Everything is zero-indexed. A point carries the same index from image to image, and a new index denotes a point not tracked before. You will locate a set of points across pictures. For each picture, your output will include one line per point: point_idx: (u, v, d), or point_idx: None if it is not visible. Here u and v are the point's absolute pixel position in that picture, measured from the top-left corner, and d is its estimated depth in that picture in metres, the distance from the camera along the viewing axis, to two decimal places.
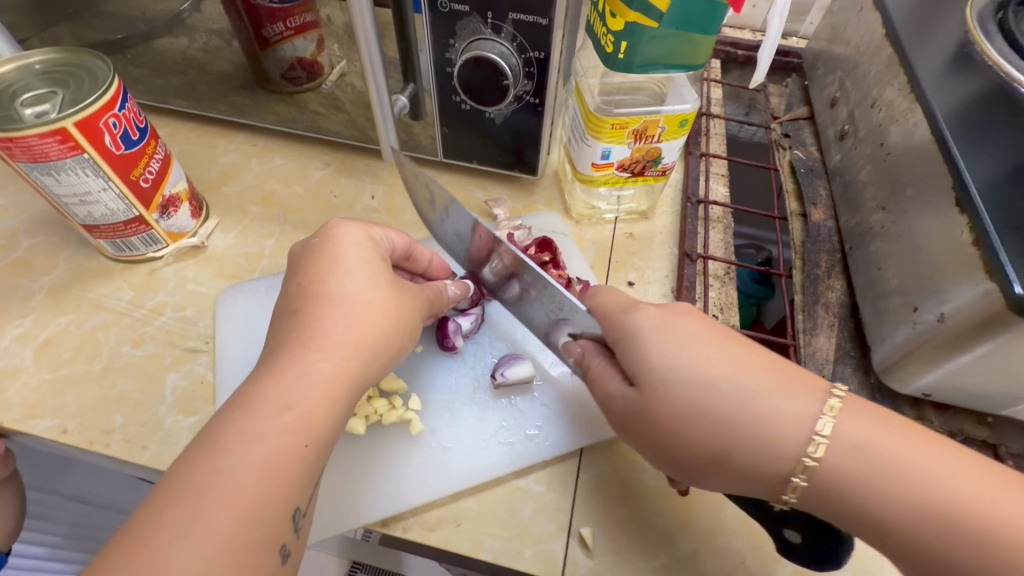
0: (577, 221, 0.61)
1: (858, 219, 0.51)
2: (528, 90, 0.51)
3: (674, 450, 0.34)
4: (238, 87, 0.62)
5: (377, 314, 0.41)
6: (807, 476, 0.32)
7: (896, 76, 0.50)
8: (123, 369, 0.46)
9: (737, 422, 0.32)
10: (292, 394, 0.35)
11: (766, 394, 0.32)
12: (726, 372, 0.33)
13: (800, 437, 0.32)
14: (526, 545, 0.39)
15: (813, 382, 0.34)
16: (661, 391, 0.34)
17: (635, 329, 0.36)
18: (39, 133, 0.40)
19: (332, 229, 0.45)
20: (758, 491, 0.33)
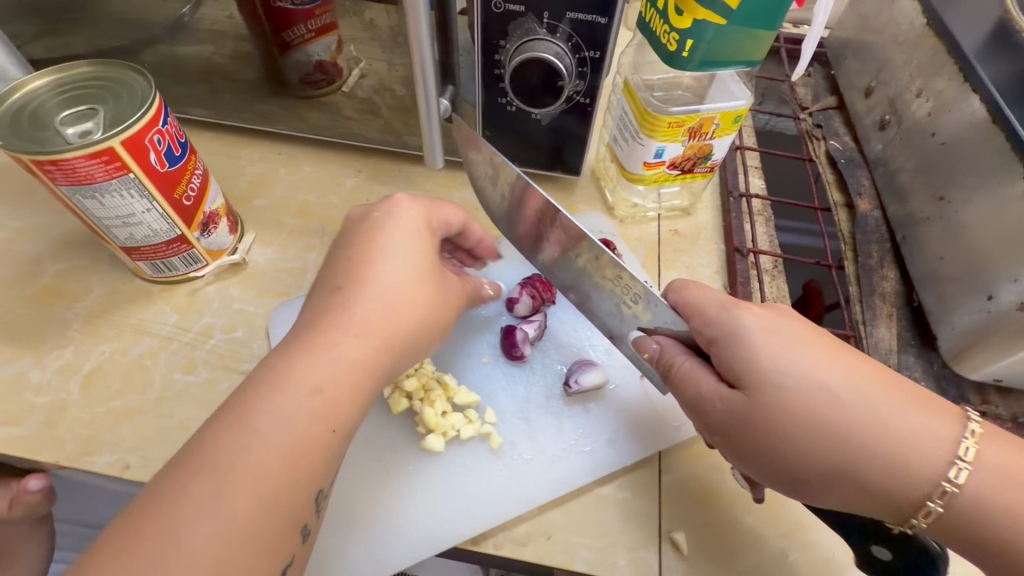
0: (621, 219, 0.61)
1: (907, 210, 0.52)
2: (580, 90, 0.50)
3: (799, 466, 0.34)
4: (265, 94, 0.60)
5: (414, 306, 0.39)
6: (945, 502, 0.33)
7: (944, 65, 0.50)
8: (179, 397, 0.45)
9: (863, 435, 0.33)
10: (316, 376, 0.34)
11: (898, 411, 0.33)
12: (853, 388, 0.34)
13: (941, 461, 0.33)
14: (620, 553, 0.40)
15: (946, 406, 0.34)
16: (778, 398, 0.34)
17: (745, 331, 0.35)
18: (85, 154, 0.38)
19: (391, 207, 0.43)
20: (868, 507, 0.34)
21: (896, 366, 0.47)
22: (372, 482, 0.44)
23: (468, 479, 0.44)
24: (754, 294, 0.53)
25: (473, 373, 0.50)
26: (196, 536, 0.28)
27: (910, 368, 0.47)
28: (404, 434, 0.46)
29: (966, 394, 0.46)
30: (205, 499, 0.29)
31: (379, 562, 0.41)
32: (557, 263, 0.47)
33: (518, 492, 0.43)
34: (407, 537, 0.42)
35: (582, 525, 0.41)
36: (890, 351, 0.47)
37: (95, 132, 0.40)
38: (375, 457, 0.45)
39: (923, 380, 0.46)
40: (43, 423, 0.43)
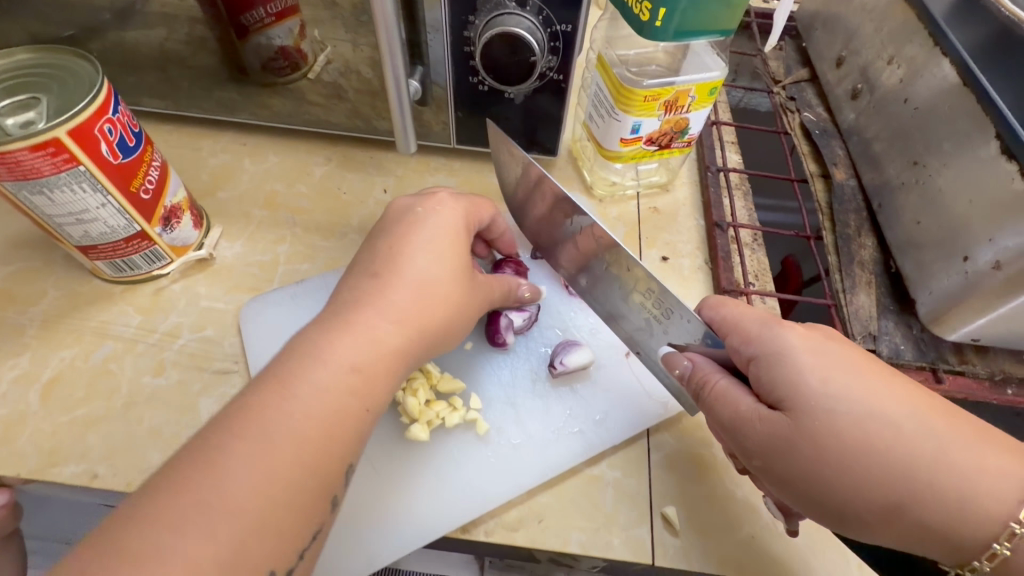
0: (600, 198, 0.60)
1: (884, 177, 0.52)
2: (552, 65, 0.48)
3: (852, 499, 0.32)
4: (223, 81, 0.57)
5: (445, 293, 0.38)
6: (1010, 544, 0.31)
7: (916, 32, 0.51)
8: (148, 401, 0.43)
9: (922, 468, 0.31)
10: (355, 355, 0.33)
11: (959, 445, 0.32)
12: (912, 418, 0.32)
13: (1010, 501, 0.31)
14: (614, 533, 0.39)
15: (1011, 444, 0.33)
16: (829, 422, 0.32)
17: (792, 351, 0.34)
18: (28, 147, 0.35)
19: (433, 201, 0.43)
20: (921, 545, 0.32)
21: (877, 332, 0.47)
22: (359, 476, 0.43)
23: (456, 469, 0.43)
24: (736, 268, 0.53)
25: (457, 360, 0.49)
26: (224, 481, 0.27)
27: (890, 333, 0.47)
28: (389, 426, 0.45)
29: (945, 355, 0.46)
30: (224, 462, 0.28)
31: (369, 556, 0.40)
32: (596, 282, 0.47)
33: (508, 478, 0.42)
34: (390, 528, 0.41)
35: (576, 508, 0.40)
36: (870, 317, 0.48)
37: (38, 122, 0.37)
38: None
39: (903, 344, 0.47)
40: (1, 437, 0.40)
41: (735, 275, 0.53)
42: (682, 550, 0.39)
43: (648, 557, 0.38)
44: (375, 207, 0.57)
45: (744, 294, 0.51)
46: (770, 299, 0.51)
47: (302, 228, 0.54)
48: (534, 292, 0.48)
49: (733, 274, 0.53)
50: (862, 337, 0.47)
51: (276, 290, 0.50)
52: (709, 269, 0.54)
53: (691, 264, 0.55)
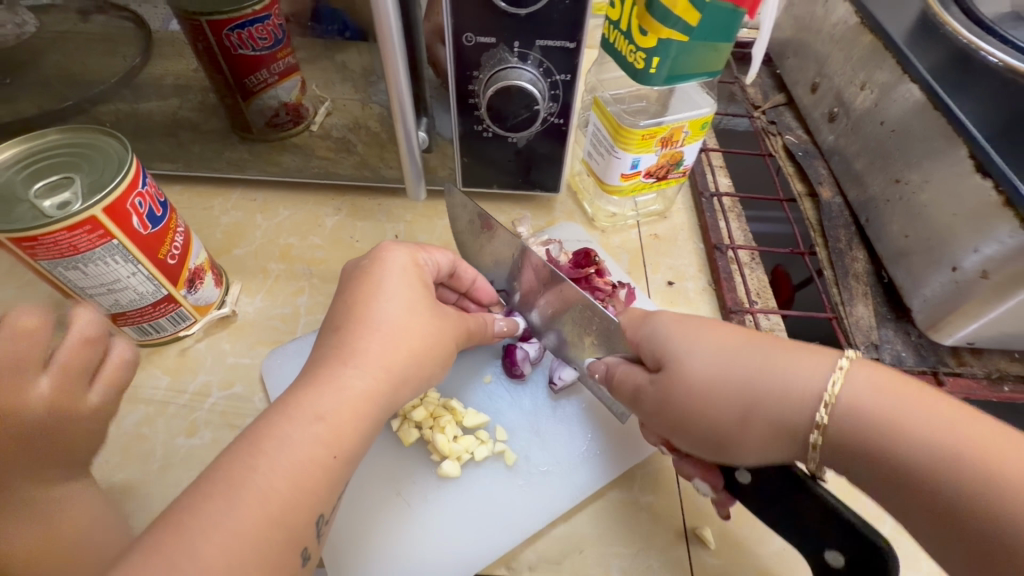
0: (602, 229, 0.63)
1: (868, 194, 0.56)
2: (553, 111, 0.51)
3: (703, 422, 0.35)
4: (233, 142, 0.58)
5: (411, 340, 0.40)
6: (821, 434, 0.33)
7: (883, 59, 0.55)
8: (183, 463, 0.44)
9: (749, 386, 0.34)
10: (323, 404, 0.34)
11: (783, 359, 0.34)
12: (741, 346, 0.36)
13: (811, 396, 0.33)
14: (655, 557, 0.40)
15: (828, 350, 0.35)
16: (682, 364, 0.36)
17: (659, 321, 0.40)
18: (66, 227, 0.37)
19: (379, 253, 0.44)
20: (778, 446, 0.34)
21: (878, 340, 0.50)
22: (396, 517, 0.43)
23: (487, 502, 0.44)
24: (738, 288, 0.56)
25: (477, 394, 0.50)
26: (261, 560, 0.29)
27: (891, 341, 0.50)
28: (424, 466, 0.46)
29: (944, 358, 0.49)
30: (261, 546, 0.30)
31: None
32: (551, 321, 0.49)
33: (541, 505, 0.43)
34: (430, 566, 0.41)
35: (613, 535, 0.42)
36: (870, 326, 0.50)
37: (74, 202, 0.38)
38: (395, 491, 0.45)
39: (904, 350, 0.49)
40: None
41: (738, 296, 0.55)
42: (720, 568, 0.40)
43: None
44: None
45: (750, 313, 0.53)
46: (774, 315, 0.53)
47: (320, 278, 0.56)
48: (510, 327, 0.50)
49: (736, 294, 0.55)
50: (865, 346, 0.49)
51: (296, 341, 0.51)
52: (713, 290, 0.57)
53: (696, 287, 0.57)
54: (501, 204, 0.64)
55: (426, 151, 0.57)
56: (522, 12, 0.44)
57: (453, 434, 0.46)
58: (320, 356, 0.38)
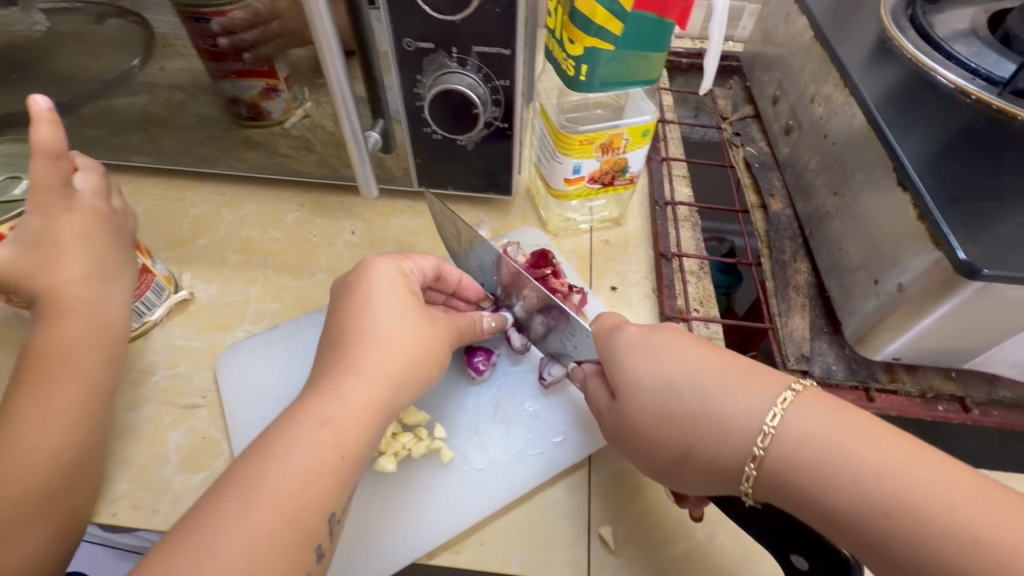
0: (554, 233, 0.64)
1: (813, 206, 0.56)
2: (497, 115, 0.53)
3: (652, 450, 0.37)
4: (202, 137, 0.62)
5: (408, 347, 0.41)
6: (757, 466, 0.32)
7: (828, 73, 0.55)
8: (119, 435, 0.46)
9: (688, 423, 0.35)
10: (329, 410, 0.36)
11: (725, 390, 0.34)
12: (689, 374, 0.36)
13: (751, 429, 0.32)
14: (554, 552, 0.40)
15: (772, 378, 0.34)
16: (634, 398, 0.37)
17: (617, 344, 0.40)
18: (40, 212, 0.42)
19: (365, 265, 0.45)
20: (717, 483, 0.34)
21: (810, 352, 0.49)
22: None
23: (422, 496, 0.44)
24: (679, 295, 0.56)
25: (420, 391, 0.49)
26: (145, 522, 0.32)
27: (823, 353, 0.49)
28: None
29: (876, 373, 0.48)
30: None
31: None
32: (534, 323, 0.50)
33: (475, 502, 0.43)
34: (357, 559, 0.41)
35: (519, 529, 0.42)
36: (803, 339, 0.50)
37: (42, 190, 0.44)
38: None
39: (835, 364, 0.49)
40: None
41: (677, 302, 0.56)
42: (619, 570, 0.40)
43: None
44: (343, 248, 0.61)
45: (683, 319, 0.53)
46: (714, 323, 0.53)
47: (274, 270, 0.58)
48: (498, 323, 0.50)
49: (676, 301, 0.56)
50: (796, 357, 0.49)
51: (253, 339, 0.53)
52: (655, 297, 0.57)
53: (639, 293, 0.58)
54: (459, 206, 0.66)
55: (384, 151, 0.59)
56: (454, 20, 0.46)
57: (391, 432, 0.46)
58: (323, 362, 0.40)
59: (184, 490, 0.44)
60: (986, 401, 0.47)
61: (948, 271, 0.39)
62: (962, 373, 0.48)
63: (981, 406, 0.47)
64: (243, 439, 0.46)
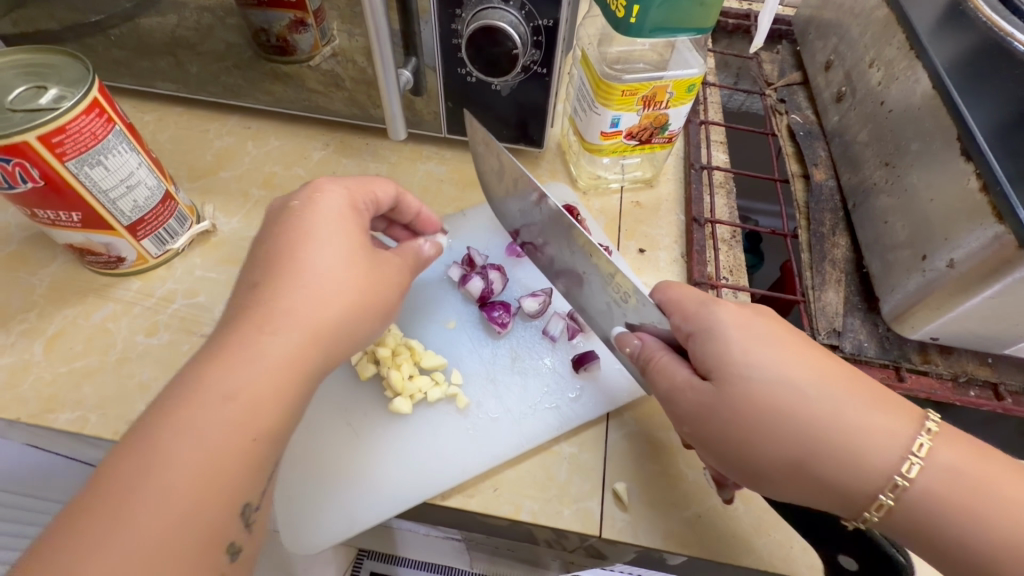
0: (584, 191, 0.62)
1: (859, 177, 0.53)
2: (536, 59, 0.51)
3: (761, 452, 0.33)
4: (229, 67, 0.60)
5: (343, 297, 0.36)
6: (896, 495, 0.31)
7: (894, 34, 0.52)
8: (140, 358, 0.46)
9: (812, 427, 0.32)
10: (233, 382, 0.30)
11: (857, 407, 0.32)
12: (811, 378, 0.33)
13: (893, 455, 0.31)
14: (565, 504, 0.40)
15: (906, 406, 0.33)
16: (742, 388, 0.33)
17: (722, 324, 0.36)
18: (80, 112, 0.39)
19: (313, 193, 0.39)
20: (830, 499, 0.33)
21: (842, 328, 0.48)
22: (343, 442, 0.44)
23: (434, 439, 0.44)
24: (709, 262, 0.55)
25: (440, 337, 0.50)
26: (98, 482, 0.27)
27: (855, 330, 0.48)
28: (373, 399, 0.46)
29: (909, 353, 0.47)
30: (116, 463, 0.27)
31: (352, 518, 0.41)
32: (576, 283, 0.47)
33: (486, 448, 0.43)
34: (369, 497, 0.41)
35: (533, 478, 0.42)
36: (836, 313, 0.48)
37: (62, 93, 0.40)
38: (344, 420, 0.44)
39: (867, 341, 0.47)
40: (7, 383, 0.45)
41: (707, 269, 0.54)
42: (629, 526, 0.40)
43: (596, 529, 0.39)
44: None
45: (713, 286, 0.52)
46: (742, 293, 0.52)
47: None
48: (435, 248, 0.47)
49: (706, 268, 0.54)
50: (826, 332, 0.47)
51: None
52: (684, 261, 0.56)
53: (668, 257, 0.56)
54: None
55: (414, 93, 0.58)
56: None
57: (409, 374, 0.46)
58: (229, 327, 0.33)
59: None
60: (1021, 390, 0.46)
61: (1008, 248, 0.37)
62: (1000, 360, 0.47)
63: (1014, 394, 0.46)
64: None
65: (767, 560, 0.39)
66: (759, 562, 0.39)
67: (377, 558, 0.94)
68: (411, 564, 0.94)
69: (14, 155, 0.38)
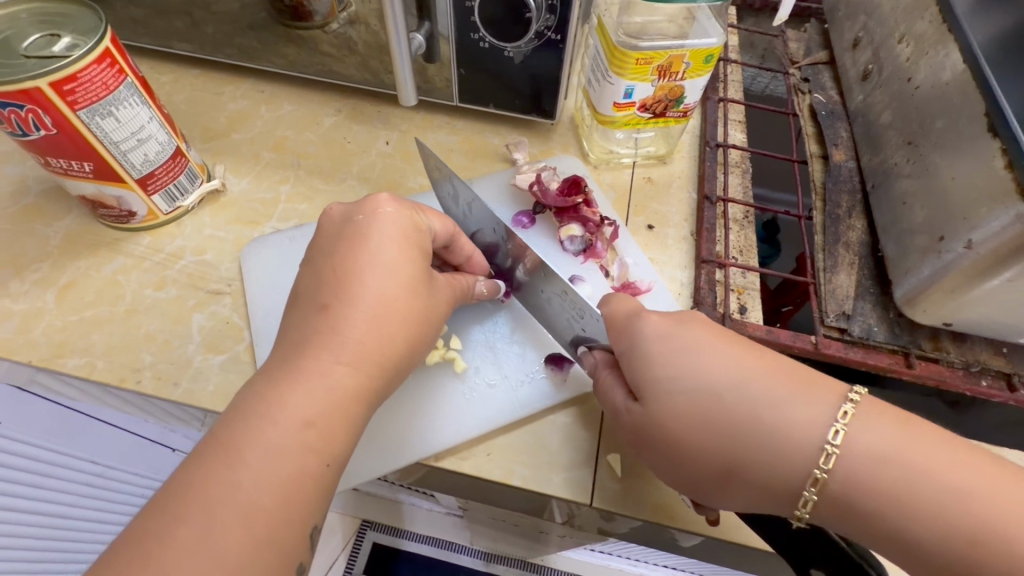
0: (595, 166, 0.61)
1: (880, 159, 0.51)
2: (550, 25, 0.49)
3: (688, 464, 0.33)
4: (244, 28, 0.60)
5: (404, 331, 0.36)
6: (818, 490, 0.31)
7: (926, 9, 0.50)
8: (148, 310, 0.47)
9: (734, 432, 0.32)
10: (299, 406, 0.31)
11: (776, 403, 0.32)
12: (730, 380, 0.33)
13: (810, 446, 0.31)
14: (557, 472, 0.40)
15: (828, 388, 0.33)
16: (664, 402, 0.34)
17: (641, 338, 0.36)
18: (93, 61, 0.40)
19: (376, 210, 0.39)
20: (767, 503, 0.33)
21: (851, 311, 0.47)
22: None
23: (430, 401, 0.44)
24: (718, 242, 0.53)
25: None
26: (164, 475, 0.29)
27: (865, 314, 0.46)
28: None
29: (919, 340, 0.46)
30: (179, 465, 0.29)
31: (347, 471, 0.42)
32: (537, 306, 0.47)
33: (480, 413, 0.43)
34: (365, 453, 0.42)
35: (526, 446, 0.42)
36: (847, 297, 0.47)
37: (76, 43, 0.40)
38: None
39: (877, 325, 0.46)
40: (21, 327, 0.46)
41: (716, 248, 0.53)
42: (620, 496, 0.39)
43: (586, 498, 0.39)
44: (376, 157, 0.59)
45: (721, 265, 0.51)
46: (751, 273, 0.51)
47: (305, 171, 0.58)
48: (489, 289, 0.46)
49: (715, 246, 0.53)
50: (835, 315, 0.46)
51: (277, 234, 0.53)
52: (693, 240, 0.55)
53: (676, 234, 0.56)
54: (498, 127, 0.63)
55: (427, 59, 0.57)
56: None
57: None
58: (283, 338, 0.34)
59: (205, 368, 0.44)
60: None
61: None
62: (1016, 351, 0.45)
63: None
64: (262, 329, 0.47)
65: (760, 538, 0.38)
66: (751, 537, 0.38)
67: (380, 530, 0.96)
68: (412, 538, 0.96)
69: (26, 100, 0.39)
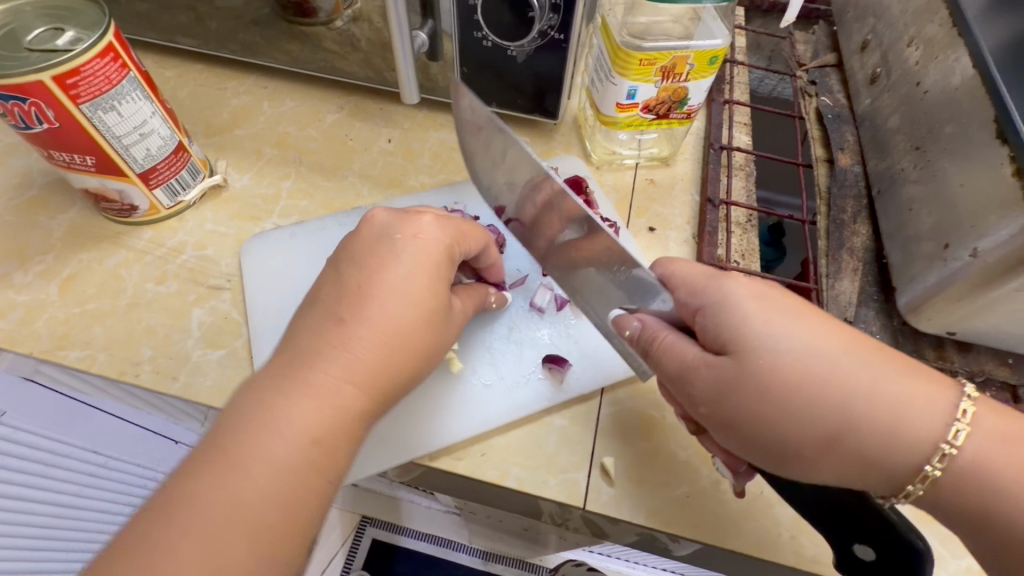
0: (598, 166, 0.60)
1: (886, 164, 0.51)
2: (553, 24, 0.49)
3: (793, 432, 0.32)
4: (247, 24, 0.60)
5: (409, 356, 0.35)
6: (944, 465, 0.31)
7: (936, 12, 0.49)
8: (148, 304, 0.47)
9: (848, 400, 0.31)
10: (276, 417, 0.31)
11: (892, 376, 0.31)
12: (838, 349, 0.32)
13: (936, 423, 0.31)
14: (552, 474, 0.40)
15: (939, 376, 0.32)
16: (770, 360, 0.32)
17: (736, 295, 0.34)
18: (95, 55, 0.40)
19: (405, 228, 0.38)
20: (868, 476, 0.32)
21: (854, 318, 0.46)
22: None
23: (435, 399, 0.44)
24: (720, 245, 0.53)
25: None
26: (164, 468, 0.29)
27: (868, 322, 0.46)
28: None
29: (923, 349, 0.45)
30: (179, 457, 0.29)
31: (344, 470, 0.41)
32: (573, 272, 0.46)
33: (479, 412, 0.43)
34: (365, 450, 0.42)
35: (521, 447, 0.41)
36: (849, 304, 0.46)
37: (79, 36, 0.41)
38: None
39: (879, 333, 0.45)
40: (23, 320, 0.46)
41: (718, 252, 0.52)
42: (616, 500, 0.39)
43: (581, 501, 0.39)
44: (378, 155, 0.59)
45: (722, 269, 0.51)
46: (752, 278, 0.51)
47: (307, 167, 0.58)
48: (499, 302, 0.46)
49: (717, 250, 0.53)
50: None
51: (278, 230, 0.53)
52: (695, 242, 0.54)
53: (678, 237, 0.55)
54: None
55: (430, 57, 0.57)
56: None
57: None
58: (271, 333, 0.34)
59: (203, 363, 0.45)
60: None
61: None
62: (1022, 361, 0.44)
63: None
64: (260, 324, 0.47)
65: (755, 545, 0.38)
66: (745, 544, 0.38)
67: (378, 527, 0.97)
68: (411, 535, 0.96)
69: (28, 94, 0.39)
